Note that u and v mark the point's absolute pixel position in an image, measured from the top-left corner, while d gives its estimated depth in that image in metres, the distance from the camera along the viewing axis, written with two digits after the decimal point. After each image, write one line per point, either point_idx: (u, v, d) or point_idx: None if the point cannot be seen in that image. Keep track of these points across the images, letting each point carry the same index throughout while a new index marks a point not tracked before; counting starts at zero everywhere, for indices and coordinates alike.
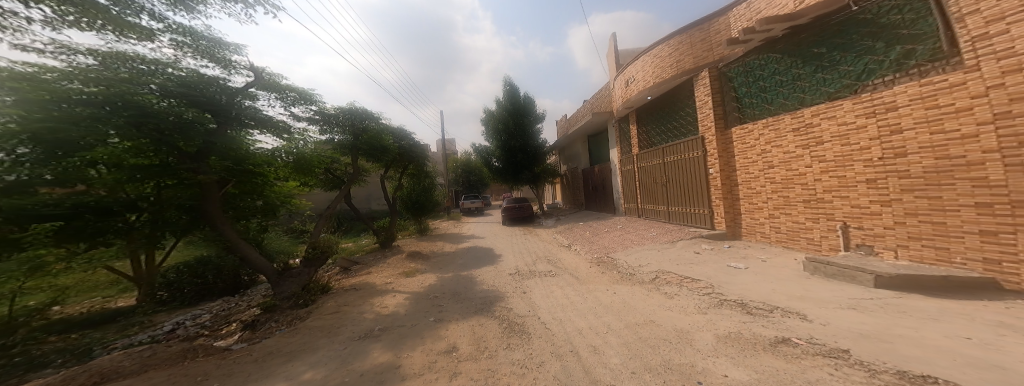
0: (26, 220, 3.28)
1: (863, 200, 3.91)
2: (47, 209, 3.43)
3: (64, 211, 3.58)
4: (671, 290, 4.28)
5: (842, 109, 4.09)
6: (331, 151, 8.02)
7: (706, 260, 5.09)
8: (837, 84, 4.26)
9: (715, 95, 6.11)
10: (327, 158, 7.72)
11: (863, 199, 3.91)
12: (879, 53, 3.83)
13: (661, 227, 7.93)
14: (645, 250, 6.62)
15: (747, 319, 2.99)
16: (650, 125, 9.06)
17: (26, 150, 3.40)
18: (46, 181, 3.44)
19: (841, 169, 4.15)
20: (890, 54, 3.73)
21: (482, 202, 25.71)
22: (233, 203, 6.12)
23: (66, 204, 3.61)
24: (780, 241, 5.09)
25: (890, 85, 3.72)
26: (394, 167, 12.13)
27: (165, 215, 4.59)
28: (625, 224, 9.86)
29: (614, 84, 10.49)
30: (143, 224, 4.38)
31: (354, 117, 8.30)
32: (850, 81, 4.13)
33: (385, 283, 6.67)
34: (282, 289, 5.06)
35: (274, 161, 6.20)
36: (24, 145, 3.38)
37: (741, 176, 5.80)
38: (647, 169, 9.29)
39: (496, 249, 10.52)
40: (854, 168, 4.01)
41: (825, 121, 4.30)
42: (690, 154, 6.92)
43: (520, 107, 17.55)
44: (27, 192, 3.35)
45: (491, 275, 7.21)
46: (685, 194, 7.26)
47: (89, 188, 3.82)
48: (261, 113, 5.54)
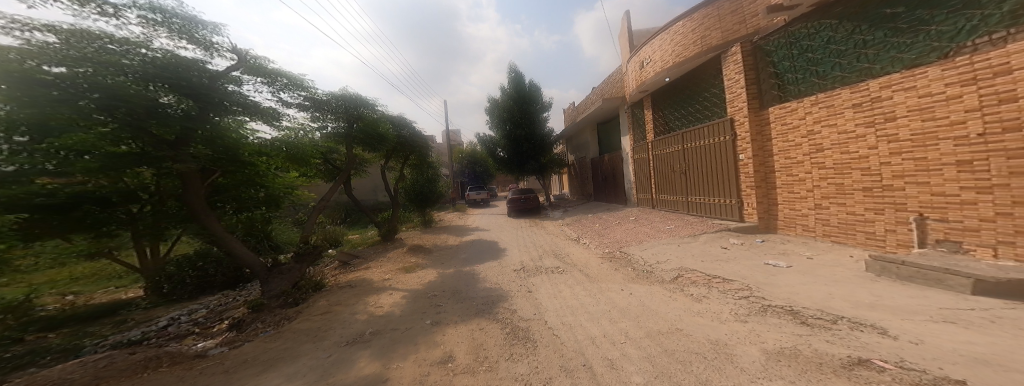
0: (21, 210, 3.29)
1: (950, 186, 3.22)
2: (40, 200, 3.36)
3: (61, 201, 3.53)
4: (697, 291, 3.72)
5: (926, 76, 3.36)
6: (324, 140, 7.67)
7: (736, 256, 4.49)
8: (921, 49, 3.48)
9: (750, 71, 5.40)
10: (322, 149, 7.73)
11: (951, 185, 3.22)
12: (986, 6, 3.04)
13: (680, 219, 7.30)
14: (664, 244, 6.01)
15: (804, 331, 2.39)
16: (667, 110, 8.36)
17: (23, 139, 3.25)
18: (47, 171, 3.33)
19: (920, 150, 3.45)
20: (1004, 4, 2.91)
21: (489, 194, 25.37)
22: (238, 195, 6.10)
23: (63, 193, 3.53)
24: (828, 235, 4.44)
25: (1004, 43, 2.89)
26: (396, 158, 11.81)
27: (164, 206, 4.76)
28: (639, 216, 9.24)
29: (628, 67, 9.75)
30: (145, 215, 4.56)
31: (349, 104, 7.92)
32: (940, 44, 3.34)
33: (383, 279, 6.36)
34: (268, 286, 4.74)
35: (261, 149, 5.90)
36: (21, 134, 3.23)
37: (779, 162, 5.13)
38: (662, 157, 8.65)
39: (502, 242, 10.11)
40: (939, 148, 3.30)
41: (899, 92, 3.58)
42: (716, 138, 6.25)
43: (527, 95, 16.89)
44: (21, 181, 3.21)
45: (494, 271, 6.81)
46: (709, 183, 6.61)
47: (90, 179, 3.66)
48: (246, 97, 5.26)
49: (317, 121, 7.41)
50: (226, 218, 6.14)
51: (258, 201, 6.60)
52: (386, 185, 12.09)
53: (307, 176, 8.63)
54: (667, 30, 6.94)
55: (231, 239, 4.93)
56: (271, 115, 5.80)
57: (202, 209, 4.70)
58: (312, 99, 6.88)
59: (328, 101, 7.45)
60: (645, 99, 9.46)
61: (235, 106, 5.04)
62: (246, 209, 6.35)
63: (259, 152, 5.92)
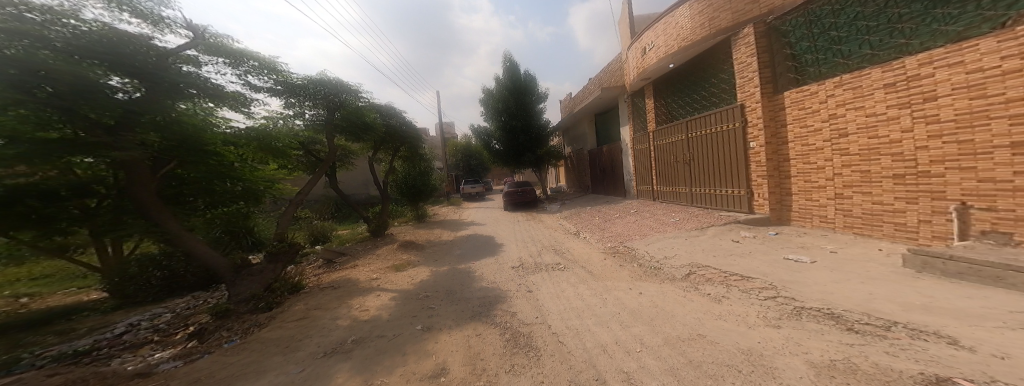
0: None
1: (1001, 172, 2.86)
2: None
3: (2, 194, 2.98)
4: (715, 290, 3.40)
5: (976, 49, 2.96)
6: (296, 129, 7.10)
7: (751, 251, 4.19)
8: (971, 20, 3.12)
9: (765, 54, 5.06)
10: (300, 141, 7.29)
11: (1002, 171, 2.86)
12: None
13: (684, 212, 7.01)
14: (669, 238, 5.71)
15: (854, 340, 2.05)
16: (673, 98, 8.11)
17: None
18: None
19: (964, 132, 3.08)
20: None
21: (483, 187, 24.88)
22: (211, 187, 5.58)
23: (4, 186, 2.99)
24: (850, 227, 4.14)
25: None
26: (385, 150, 11.28)
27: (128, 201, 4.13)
28: (639, 209, 8.95)
29: (628, 54, 9.40)
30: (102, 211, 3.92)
31: (331, 90, 7.39)
32: (995, 13, 2.97)
33: (370, 279, 5.91)
34: (236, 290, 4.25)
35: (227, 138, 5.37)
36: None
37: (796, 149, 4.81)
38: (665, 147, 8.37)
39: (498, 237, 9.73)
40: (988, 130, 2.92)
41: (942, 69, 3.18)
42: (725, 125, 5.95)
43: (522, 85, 16.40)
44: None
45: (491, 268, 6.46)
46: (717, 172, 6.33)
47: (35, 170, 3.21)
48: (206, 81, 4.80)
49: (291, 108, 6.85)
50: (196, 215, 5.59)
51: (235, 195, 6.09)
52: (375, 178, 11.54)
53: (287, 167, 8.05)
54: (672, 12, 6.57)
55: (191, 237, 4.39)
56: (239, 101, 5.38)
57: (156, 205, 4.14)
58: (285, 84, 6.34)
59: (305, 86, 6.87)
60: (646, 87, 9.13)
61: (191, 91, 4.50)
62: (219, 203, 5.83)
63: (223, 140, 5.39)
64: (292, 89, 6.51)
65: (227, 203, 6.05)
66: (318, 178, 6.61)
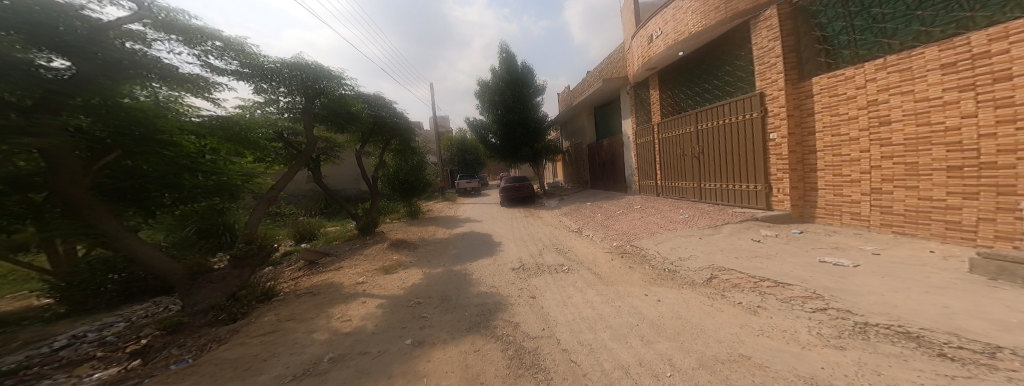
0: None
1: None
2: None
3: None
4: (749, 298, 3.00)
5: None
6: (269, 117, 6.49)
7: (776, 251, 3.82)
8: None
9: (790, 37, 4.69)
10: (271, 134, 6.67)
11: None
12: None
13: (693, 208, 6.63)
14: (681, 238, 5.34)
15: (953, 371, 1.64)
16: (679, 89, 7.77)
17: None
18: None
19: None
20: None
21: (478, 182, 24.30)
22: (178, 180, 4.97)
23: None
24: (889, 225, 3.79)
25: None
26: (375, 142, 10.61)
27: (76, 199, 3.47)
28: (643, 205, 8.57)
29: (632, 42, 8.98)
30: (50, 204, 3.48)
31: (305, 74, 6.63)
32: None
33: (355, 283, 5.40)
34: (192, 300, 3.69)
35: (185, 125, 4.85)
36: None
37: (824, 139, 4.43)
38: (671, 140, 8.01)
39: (496, 235, 9.28)
40: None
41: (1019, 45, 2.78)
42: (741, 116, 5.59)
43: (518, 76, 15.83)
44: None
45: (490, 270, 6.07)
46: (731, 166, 5.98)
47: None
48: (161, 61, 4.35)
49: (261, 94, 6.28)
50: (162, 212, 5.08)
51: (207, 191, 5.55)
52: (364, 173, 10.93)
53: (264, 159, 7.41)
54: None
55: (135, 239, 3.81)
56: (199, 85, 4.88)
57: (88, 202, 3.55)
58: (254, 69, 5.80)
59: (279, 70, 6.29)
60: (650, 77, 8.75)
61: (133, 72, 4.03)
62: (188, 200, 5.25)
63: (182, 129, 4.85)
64: (262, 72, 5.96)
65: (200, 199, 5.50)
66: (295, 170, 6.00)
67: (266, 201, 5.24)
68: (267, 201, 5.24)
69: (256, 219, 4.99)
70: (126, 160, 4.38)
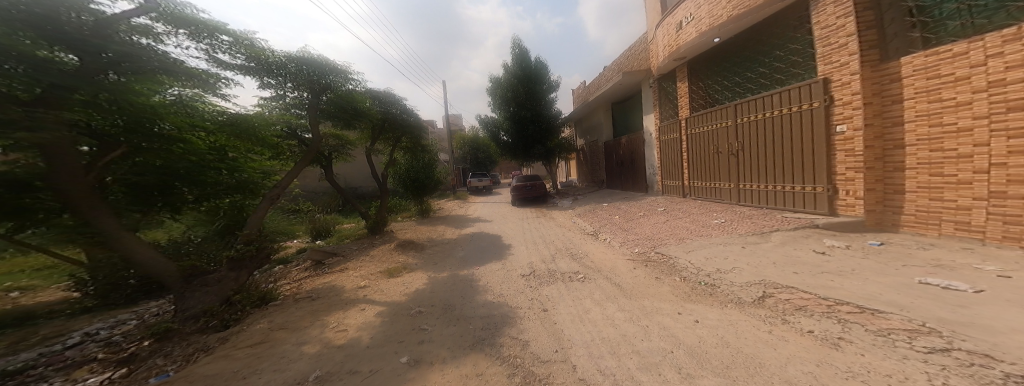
0: None
1: None
2: None
3: None
4: (822, 326, 2.33)
5: None
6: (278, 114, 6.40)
7: (852, 267, 3.05)
8: None
9: (870, 10, 3.89)
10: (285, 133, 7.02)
11: None
12: None
13: (729, 212, 5.83)
14: (719, 245, 4.59)
15: None
16: (714, 79, 6.99)
17: None
18: None
19: None
20: None
21: (490, 180, 24.03)
22: (192, 176, 4.95)
23: None
24: (1018, 239, 2.90)
25: None
26: (386, 140, 11.32)
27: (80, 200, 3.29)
28: (669, 207, 7.80)
29: (658, 32, 8.31)
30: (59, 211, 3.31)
31: (311, 70, 6.69)
32: None
33: (356, 288, 5.32)
34: (183, 304, 3.55)
35: (192, 121, 4.74)
36: None
37: (918, 131, 3.57)
38: (702, 136, 7.24)
39: (505, 236, 8.85)
40: None
41: None
42: (796, 106, 4.79)
43: (532, 73, 15.41)
44: None
45: (498, 277, 5.64)
46: (781, 165, 5.17)
47: None
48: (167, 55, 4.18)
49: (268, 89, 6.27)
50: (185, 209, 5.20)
51: (227, 188, 5.62)
52: (374, 171, 10.94)
53: (276, 155, 7.31)
54: None
55: (132, 238, 3.63)
56: (210, 82, 4.79)
57: (88, 199, 3.32)
58: (260, 63, 5.75)
59: (285, 68, 6.34)
60: (678, 69, 8.02)
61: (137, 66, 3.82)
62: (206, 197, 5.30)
63: (189, 125, 4.73)
64: (268, 66, 5.96)
65: (218, 196, 5.51)
66: (300, 168, 5.84)
67: (268, 200, 5.06)
68: (270, 200, 5.05)
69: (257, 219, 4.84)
70: (130, 158, 4.16)
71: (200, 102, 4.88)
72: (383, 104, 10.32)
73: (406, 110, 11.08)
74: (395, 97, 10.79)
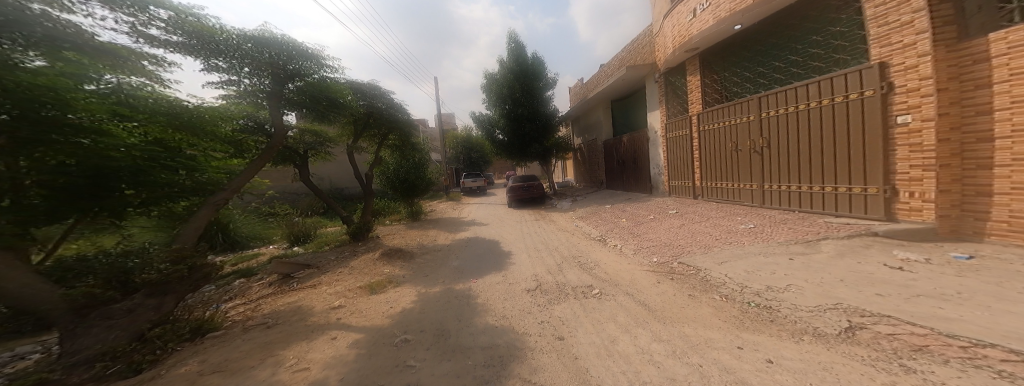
0: None
1: None
2: None
3: None
4: (979, 382, 1.66)
5: None
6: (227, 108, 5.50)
7: (954, 287, 2.47)
8: None
9: None
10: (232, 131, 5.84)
11: None
12: None
13: (757, 216, 5.32)
14: (759, 257, 3.96)
15: None
16: (728, 71, 6.91)
17: None
18: None
19: None
20: None
21: (484, 181, 23.28)
22: (146, 177, 4.10)
23: None
24: None
25: None
26: (370, 137, 10.44)
27: None
28: (682, 211, 7.28)
29: (667, 23, 8.06)
30: None
31: (269, 48, 5.71)
32: None
33: (329, 309, 4.45)
34: (73, 345, 2.64)
35: (117, 110, 3.73)
36: None
37: (1013, 120, 3.05)
38: (717, 133, 6.97)
39: (506, 243, 8.18)
40: None
41: None
42: (843, 96, 4.32)
43: (528, 69, 14.76)
44: None
45: (499, 296, 5.00)
46: (823, 163, 4.73)
47: None
48: (75, 31, 3.50)
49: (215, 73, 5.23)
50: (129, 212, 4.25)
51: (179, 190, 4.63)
52: (356, 171, 9.94)
53: (238, 150, 6.31)
54: None
55: None
56: (127, 62, 4.03)
57: None
58: (211, 43, 4.77)
59: (240, 50, 5.29)
60: (689, 60, 7.80)
61: (17, 33, 3.02)
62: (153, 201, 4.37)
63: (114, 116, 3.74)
64: (221, 51, 5.00)
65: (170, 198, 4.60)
66: (256, 167, 4.85)
67: (213, 205, 4.06)
68: (213, 206, 4.05)
69: (193, 232, 3.83)
70: (34, 154, 3.03)
71: (128, 84, 4.01)
72: (367, 98, 9.42)
73: (394, 105, 10.20)
74: (382, 91, 9.90)
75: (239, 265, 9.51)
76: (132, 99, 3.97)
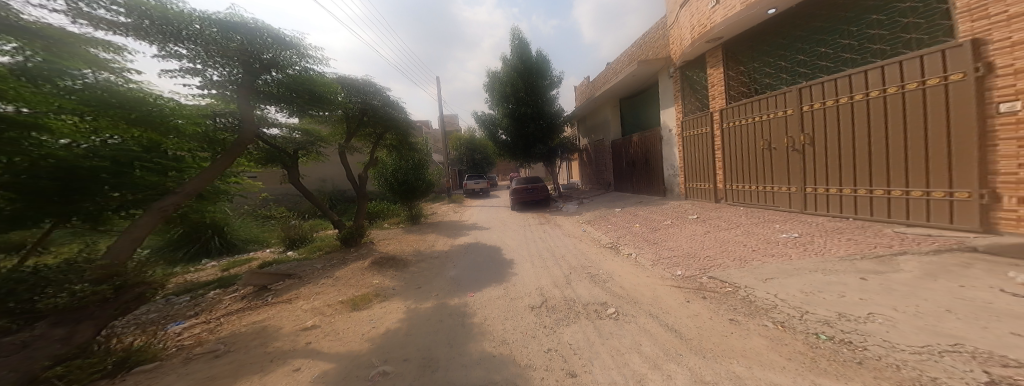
0: None
1: None
2: None
3: None
4: None
5: None
6: (179, 108, 4.91)
7: None
8: None
9: None
10: (196, 125, 5.24)
11: None
12: None
13: (800, 224, 4.59)
14: (816, 275, 3.22)
15: None
16: (757, 63, 6.25)
17: None
18: None
19: None
20: None
21: (488, 183, 22.57)
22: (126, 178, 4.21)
23: None
24: None
25: None
26: (365, 136, 9.87)
27: None
28: (704, 216, 6.55)
29: (685, 12, 7.42)
30: None
31: (247, 37, 5.08)
32: None
33: (299, 331, 3.80)
34: None
35: (56, 101, 3.39)
36: None
37: None
38: (746, 130, 6.29)
39: (507, 250, 7.51)
40: None
41: None
42: (918, 82, 3.64)
43: (533, 66, 14.12)
44: None
45: (499, 314, 4.32)
46: (888, 162, 4.04)
47: None
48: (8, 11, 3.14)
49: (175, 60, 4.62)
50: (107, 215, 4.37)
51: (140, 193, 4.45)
52: (349, 172, 9.37)
53: (212, 144, 5.71)
54: None
55: None
56: (65, 45, 3.52)
57: None
58: (163, 25, 4.15)
59: (201, 33, 4.62)
60: (709, 52, 7.14)
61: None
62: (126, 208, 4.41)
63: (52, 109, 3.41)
64: (183, 38, 4.44)
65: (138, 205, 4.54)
66: (219, 167, 4.21)
67: (159, 212, 3.46)
68: (159, 213, 3.44)
69: (129, 244, 3.16)
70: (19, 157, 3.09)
71: (58, 72, 3.40)
72: (361, 94, 8.88)
73: (391, 102, 9.62)
74: (377, 87, 9.34)
75: (230, 271, 9.02)
76: (85, 92, 3.62)
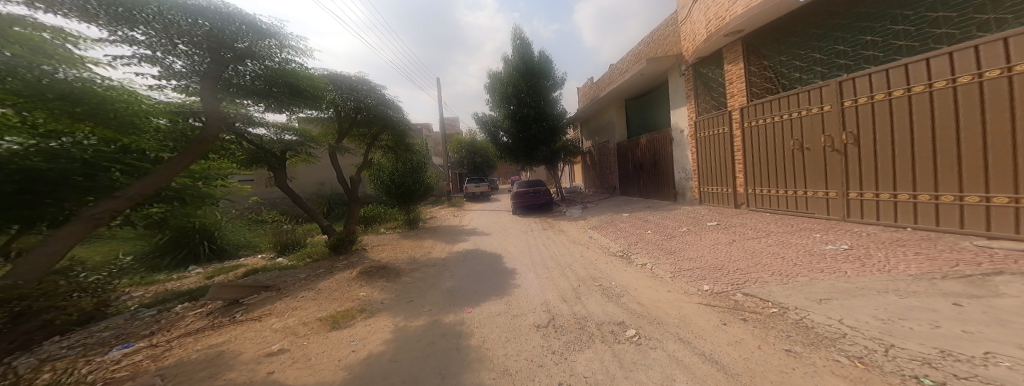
0: None
1: None
2: None
3: None
4: None
5: None
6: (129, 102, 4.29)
7: None
8: None
9: None
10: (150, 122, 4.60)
11: None
12: None
13: (850, 235, 4.05)
14: (890, 297, 2.62)
15: None
16: (783, 56, 5.71)
17: None
18: None
19: None
20: None
21: (489, 187, 22.01)
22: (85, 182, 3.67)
23: None
24: None
25: None
26: (359, 136, 9.34)
27: None
28: (726, 223, 5.96)
29: (699, 5, 6.92)
30: None
31: (218, 24, 4.60)
32: None
33: (261, 357, 3.18)
34: None
35: None
36: None
37: None
38: (773, 130, 5.75)
39: (509, 258, 6.91)
40: None
41: None
42: (1000, 70, 3.09)
43: (534, 67, 13.64)
44: None
45: (498, 337, 3.70)
46: (959, 163, 3.48)
47: None
48: None
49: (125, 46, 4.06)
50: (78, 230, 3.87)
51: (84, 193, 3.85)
52: (341, 175, 8.81)
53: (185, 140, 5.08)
54: None
55: None
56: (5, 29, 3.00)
57: None
58: (115, 5, 3.65)
59: (161, 15, 4.07)
60: (726, 47, 6.62)
61: None
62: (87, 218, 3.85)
63: None
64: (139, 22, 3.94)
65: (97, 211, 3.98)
66: (172, 167, 3.62)
67: (88, 218, 2.88)
68: (88, 222, 2.87)
69: (42, 260, 2.56)
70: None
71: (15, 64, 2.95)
72: (354, 93, 8.38)
73: (386, 101, 9.10)
74: (372, 85, 8.84)
75: (215, 279, 8.40)
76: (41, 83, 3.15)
